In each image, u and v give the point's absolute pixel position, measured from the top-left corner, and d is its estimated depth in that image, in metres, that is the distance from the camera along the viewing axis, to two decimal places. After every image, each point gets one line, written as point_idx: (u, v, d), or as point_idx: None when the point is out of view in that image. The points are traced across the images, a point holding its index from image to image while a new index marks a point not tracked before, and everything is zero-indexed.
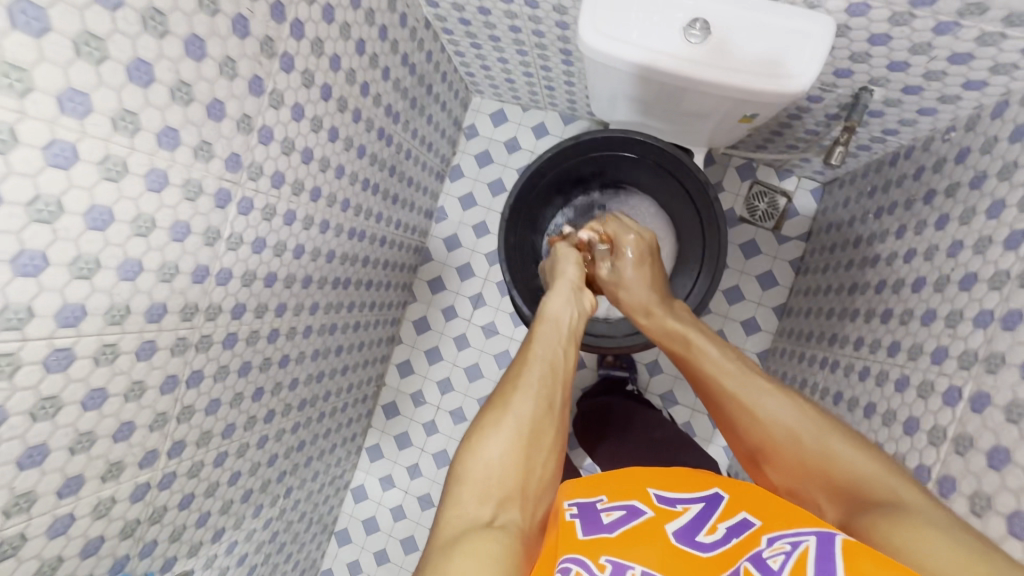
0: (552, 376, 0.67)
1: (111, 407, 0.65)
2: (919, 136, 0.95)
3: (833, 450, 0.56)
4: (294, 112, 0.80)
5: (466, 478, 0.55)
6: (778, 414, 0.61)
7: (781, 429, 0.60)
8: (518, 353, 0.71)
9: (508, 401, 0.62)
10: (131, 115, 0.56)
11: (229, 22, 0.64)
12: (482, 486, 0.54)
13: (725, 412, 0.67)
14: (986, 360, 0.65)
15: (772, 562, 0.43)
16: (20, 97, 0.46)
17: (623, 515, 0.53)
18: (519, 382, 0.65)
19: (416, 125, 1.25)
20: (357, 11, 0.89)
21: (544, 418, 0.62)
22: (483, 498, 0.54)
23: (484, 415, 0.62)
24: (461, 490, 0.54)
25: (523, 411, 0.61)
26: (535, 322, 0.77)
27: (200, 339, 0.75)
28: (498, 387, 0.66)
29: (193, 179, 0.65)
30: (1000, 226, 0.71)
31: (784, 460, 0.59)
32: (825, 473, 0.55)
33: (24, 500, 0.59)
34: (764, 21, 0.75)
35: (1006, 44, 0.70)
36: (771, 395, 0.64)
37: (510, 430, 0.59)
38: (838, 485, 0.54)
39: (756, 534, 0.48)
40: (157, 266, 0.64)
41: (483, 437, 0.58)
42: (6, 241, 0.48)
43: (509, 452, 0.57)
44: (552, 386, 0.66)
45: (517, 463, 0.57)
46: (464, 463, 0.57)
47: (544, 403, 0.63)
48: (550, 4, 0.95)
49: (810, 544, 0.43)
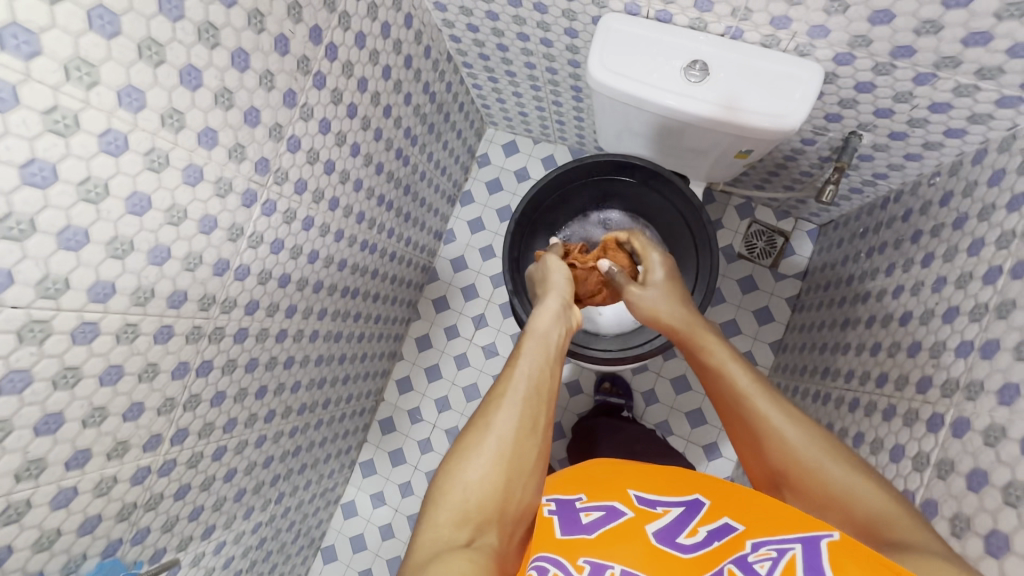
0: (539, 393, 0.62)
1: (124, 385, 0.68)
2: (908, 181, 1.01)
3: (857, 483, 0.52)
4: (322, 126, 0.87)
5: (442, 498, 0.53)
6: (807, 441, 0.56)
7: (808, 453, 0.55)
8: (507, 363, 0.66)
9: (490, 420, 0.58)
10: (178, 114, 0.62)
11: (272, 40, 0.71)
12: (458, 509, 0.52)
13: (743, 429, 0.61)
14: (967, 388, 0.68)
15: (760, 567, 0.46)
16: (87, 89, 0.52)
17: (603, 516, 0.55)
18: (502, 398, 0.60)
19: (431, 150, 1.32)
20: (387, 40, 0.97)
21: (527, 439, 0.58)
22: (459, 520, 0.52)
23: (466, 434, 0.59)
24: (437, 509, 0.52)
25: (505, 430, 0.57)
26: (522, 337, 0.71)
27: (213, 329, 0.79)
28: (482, 403, 0.62)
29: (225, 177, 0.70)
30: (980, 262, 0.75)
31: (803, 485, 0.55)
32: (847, 509, 0.51)
33: (35, 466, 0.61)
34: (758, 66, 0.82)
35: (980, 95, 0.76)
36: (791, 414, 0.59)
37: (491, 450, 0.56)
38: (858, 520, 0.51)
39: (741, 538, 0.50)
40: (183, 255, 0.68)
41: (463, 458, 0.56)
42: (56, 217, 0.53)
43: (488, 473, 0.54)
44: (538, 404, 0.61)
45: (497, 485, 0.54)
46: (443, 481, 0.54)
47: (527, 425, 0.59)
48: (563, 43, 1.03)
49: (796, 553, 0.46)
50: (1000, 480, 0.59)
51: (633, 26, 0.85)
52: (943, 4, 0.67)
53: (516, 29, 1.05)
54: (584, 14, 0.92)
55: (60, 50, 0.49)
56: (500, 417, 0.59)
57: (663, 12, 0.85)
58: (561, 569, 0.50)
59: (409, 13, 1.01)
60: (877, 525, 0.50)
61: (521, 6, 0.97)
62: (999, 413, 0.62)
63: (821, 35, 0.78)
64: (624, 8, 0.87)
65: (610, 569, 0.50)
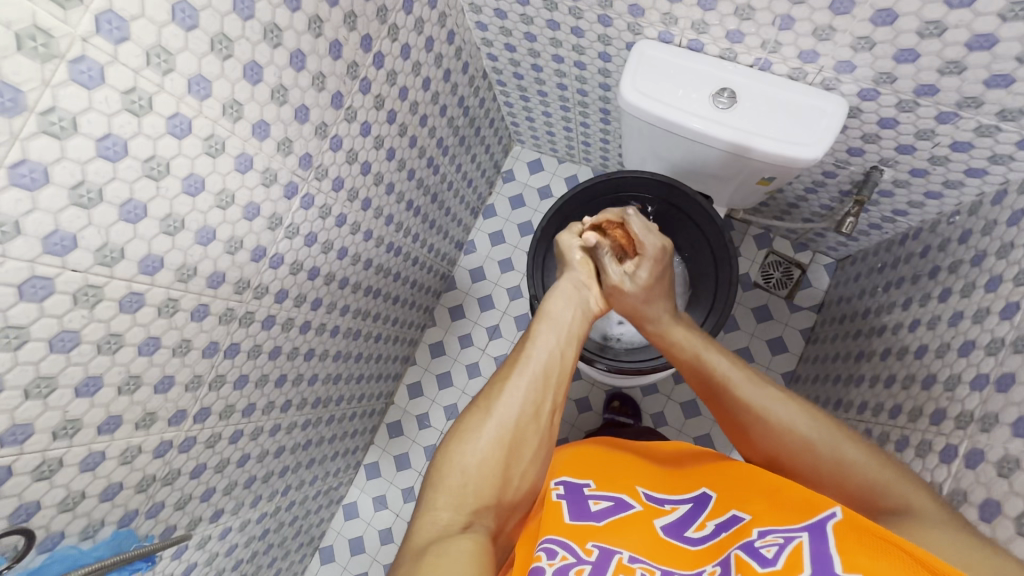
0: (546, 379, 0.64)
1: (159, 358, 0.71)
2: (927, 219, 1.02)
3: (845, 455, 0.57)
4: (362, 129, 0.91)
5: (442, 482, 0.56)
6: (791, 422, 0.61)
7: (793, 436, 0.61)
8: (514, 349, 0.68)
9: (492, 406, 0.61)
10: (238, 106, 0.66)
11: (327, 44, 0.76)
12: (456, 494, 0.55)
13: (738, 423, 0.66)
14: (981, 420, 0.69)
15: (766, 552, 0.48)
16: (162, 75, 0.56)
17: (611, 505, 0.60)
18: (508, 385, 0.62)
19: (460, 161, 1.37)
20: (429, 53, 1.02)
21: (528, 426, 0.61)
22: (457, 504, 0.55)
23: (467, 417, 0.61)
24: (437, 493, 0.55)
25: (507, 417, 0.60)
26: (534, 322, 0.71)
27: (244, 314, 0.82)
28: (485, 389, 0.64)
29: (271, 168, 0.74)
30: (997, 298, 0.76)
31: (797, 468, 0.61)
32: (839, 483, 0.57)
33: (71, 426, 0.64)
34: (784, 98, 0.86)
35: (1001, 136, 0.78)
36: (771, 397, 0.64)
37: (491, 437, 0.58)
38: (852, 494, 0.56)
39: (748, 526, 0.52)
40: (227, 238, 0.72)
41: (462, 442, 0.58)
42: (121, 189, 0.57)
43: (488, 459, 0.57)
44: (542, 391, 0.63)
45: (495, 471, 0.57)
46: (442, 465, 0.57)
47: (530, 413, 0.61)
48: (596, 67, 1.08)
49: (803, 540, 0.47)
50: (1013, 511, 0.60)
51: (666, 53, 0.89)
52: (967, 46, 0.70)
53: (552, 51, 1.10)
54: (619, 39, 0.97)
55: (145, 37, 0.54)
56: (502, 403, 0.61)
57: (695, 41, 0.89)
58: (569, 552, 0.53)
59: (452, 29, 1.07)
60: (869, 494, 0.55)
61: (559, 29, 1.02)
62: (1014, 445, 0.63)
63: (847, 70, 0.81)
64: (658, 36, 0.91)
65: (618, 554, 0.53)
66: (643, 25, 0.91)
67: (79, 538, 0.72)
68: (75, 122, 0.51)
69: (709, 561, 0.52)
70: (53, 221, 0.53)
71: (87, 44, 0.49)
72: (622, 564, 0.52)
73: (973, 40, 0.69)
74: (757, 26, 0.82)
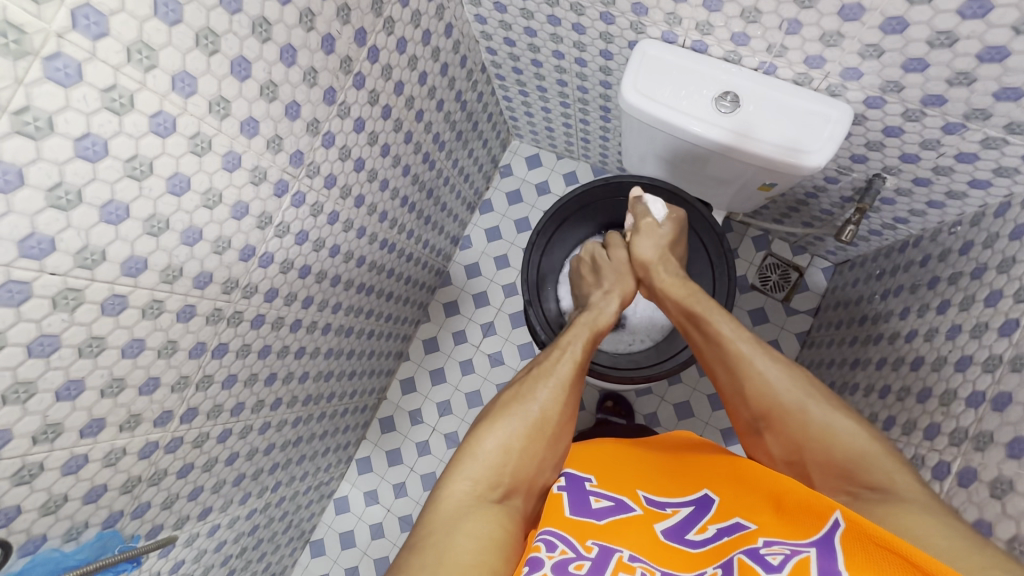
0: (575, 385, 0.76)
1: (144, 359, 0.69)
2: (928, 228, 1.01)
3: (836, 425, 0.61)
4: (356, 124, 0.89)
5: (483, 458, 0.63)
6: (789, 386, 0.66)
7: (789, 396, 0.65)
8: (552, 353, 0.79)
9: (535, 397, 0.70)
10: (225, 103, 0.64)
11: (319, 38, 0.73)
12: (495, 469, 0.62)
13: (734, 379, 0.70)
14: (976, 438, 0.69)
15: (771, 558, 0.47)
16: (144, 71, 0.54)
17: (612, 505, 0.59)
18: (547, 382, 0.73)
19: (456, 157, 1.34)
20: (426, 47, 0.99)
21: (561, 426, 0.70)
22: (493, 481, 0.61)
23: (509, 404, 0.70)
24: (476, 465, 0.62)
25: (548, 412, 0.69)
26: (573, 331, 0.84)
27: (233, 313, 0.80)
28: (526, 381, 0.74)
29: (260, 166, 0.72)
30: (996, 314, 0.75)
31: (786, 425, 0.64)
32: (826, 448, 0.60)
33: (52, 430, 0.62)
34: (788, 103, 0.84)
35: (1008, 149, 0.77)
36: (774, 361, 0.69)
37: (532, 425, 0.67)
38: (835, 459, 0.59)
39: (753, 535, 0.51)
40: (213, 238, 0.70)
41: (506, 425, 0.66)
42: (101, 189, 0.55)
43: (525, 445, 0.65)
44: (572, 395, 0.74)
45: (531, 459, 0.65)
46: (484, 441, 0.64)
47: (565, 413, 0.71)
48: (597, 65, 1.06)
49: (811, 555, 0.45)
50: (1004, 534, 0.60)
51: (668, 53, 0.87)
52: (977, 57, 0.68)
53: (552, 47, 1.07)
54: (621, 37, 0.94)
55: (125, 33, 0.51)
56: (544, 397, 0.71)
57: (699, 43, 0.86)
58: (569, 546, 0.53)
59: (450, 22, 1.04)
60: (853, 462, 0.58)
61: (560, 25, 1.00)
62: (1008, 467, 0.63)
63: (853, 77, 0.79)
64: (662, 35, 0.89)
65: (618, 552, 0.53)
66: (646, 25, 0.88)
67: (62, 540, 0.71)
68: (51, 122, 0.49)
69: (709, 564, 0.51)
70: (29, 224, 0.51)
71: (64, 40, 0.47)
72: (622, 562, 0.52)
73: (984, 51, 0.67)
74: (763, 29, 0.79)
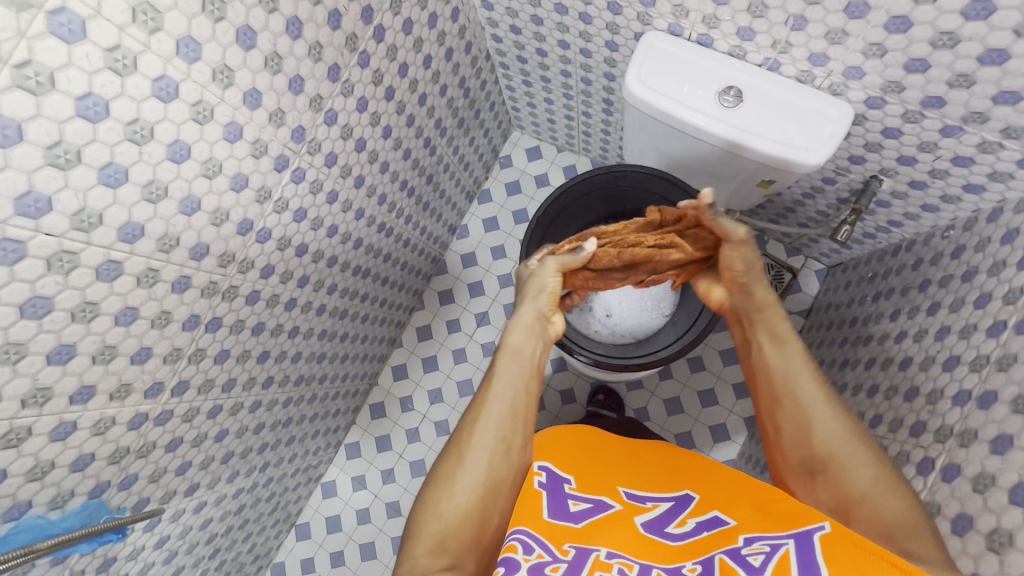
0: (512, 418, 0.67)
1: (137, 328, 0.68)
2: (922, 232, 1.03)
3: (886, 491, 0.59)
4: (359, 104, 0.88)
5: (421, 530, 0.58)
6: (846, 440, 0.64)
7: (850, 450, 0.63)
8: (485, 381, 0.71)
9: (469, 446, 0.64)
10: (229, 71, 0.63)
11: (326, 13, 0.73)
12: (436, 539, 0.58)
13: (791, 415, 0.68)
14: (961, 435, 0.70)
15: (753, 560, 0.49)
16: (149, 33, 0.54)
17: (590, 507, 0.59)
18: (479, 423, 0.66)
19: (457, 144, 1.34)
20: (431, 30, 0.99)
21: (506, 466, 0.63)
22: (436, 550, 0.57)
23: (444, 459, 0.65)
24: (418, 540, 0.58)
25: (485, 456, 0.63)
26: (498, 355, 0.74)
27: (228, 287, 0.80)
28: (460, 427, 0.67)
29: (262, 139, 0.72)
30: (985, 315, 0.77)
31: (837, 475, 0.62)
32: (872, 507, 0.58)
33: (41, 395, 0.62)
34: (790, 100, 0.85)
35: (1003, 154, 0.78)
36: (842, 412, 0.66)
37: (469, 477, 0.62)
38: (882, 519, 0.57)
39: (734, 532, 0.53)
40: (211, 210, 0.69)
41: (443, 488, 0.61)
42: (101, 151, 0.54)
43: (465, 499, 0.60)
44: (511, 428, 0.66)
45: (473, 512, 0.59)
46: (422, 513, 0.60)
47: (501, 450, 0.64)
48: (602, 56, 1.06)
49: (790, 549, 0.48)
50: (985, 527, 0.62)
51: (674, 46, 0.88)
52: (978, 59, 0.69)
53: (558, 36, 1.07)
54: (627, 28, 0.94)
55: None
56: (481, 442, 0.64)
57: (704, 36, 0.87)
58: (546, 550, 0.52)
59: (456, 6, 1.04)
60: (897, 528, 0.56)
61: (567, 14, 1.00)
62: (991, 462, 0.64)
63: (856, 76, 0.80)
64: (667, 28, 0.89)
65: (596, 551, 0.53)
66: (653, 15, 0.88)
67: (47, 507, 0.70)
68: (52, 78, 0.49)
69: (687, 559, 0.53)
70: (26, 180, 0.50)
71: None
72: (599, 561, 0.52)
73: (985, 54, 0.68)
74: (769, 24, 0.80)
